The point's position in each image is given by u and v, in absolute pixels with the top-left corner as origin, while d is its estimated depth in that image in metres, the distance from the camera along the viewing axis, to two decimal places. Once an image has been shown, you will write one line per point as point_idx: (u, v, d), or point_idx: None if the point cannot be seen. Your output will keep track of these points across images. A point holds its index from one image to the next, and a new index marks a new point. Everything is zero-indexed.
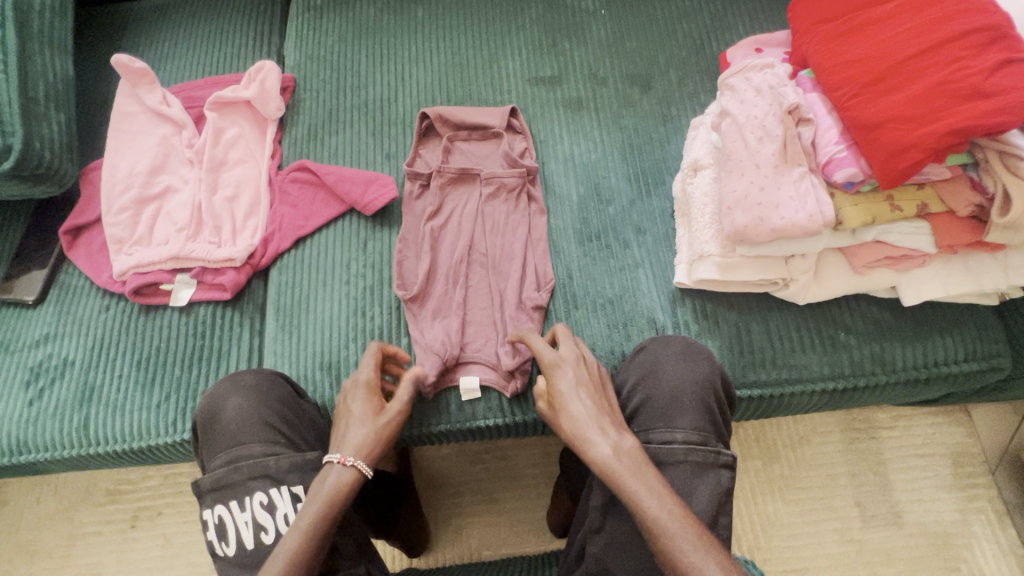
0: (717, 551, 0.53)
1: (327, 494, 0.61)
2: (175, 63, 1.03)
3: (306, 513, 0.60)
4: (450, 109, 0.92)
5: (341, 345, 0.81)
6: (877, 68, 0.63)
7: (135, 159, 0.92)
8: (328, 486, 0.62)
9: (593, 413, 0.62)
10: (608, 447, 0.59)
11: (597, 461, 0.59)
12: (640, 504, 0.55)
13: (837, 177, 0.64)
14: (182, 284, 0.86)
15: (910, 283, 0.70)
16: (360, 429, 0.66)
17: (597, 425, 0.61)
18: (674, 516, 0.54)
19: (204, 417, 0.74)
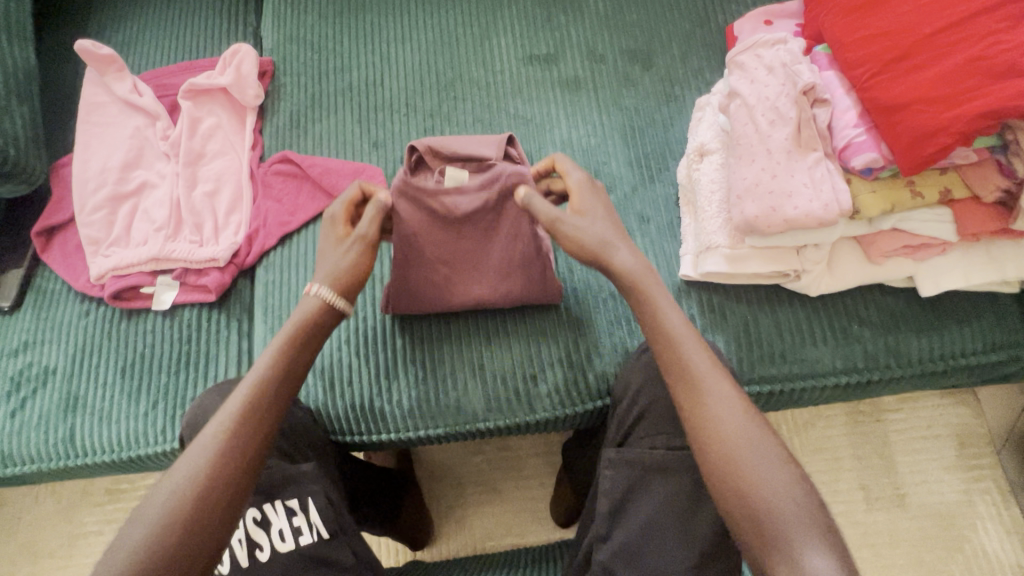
0: (761, 425, 0.55)
1: (190, 467, 0.53)
2: (145, 47, 0.97)
3: (147, 507, 0.52)
4: (444, 140, 0.75)
5: (327, 348, 0.76)
6: (902, 43, 0.58)
7: (107, 153, 0.87)
8: (179, 477, 0.53)
9: (608, 230, 0.65)
10: (628, 257, 0.63)
11: (623, 275, 0.62)
12: (681, 349, 0.58)
13: (855, 163, 0.60)
14: (164, 286, 0.82)
15: (928, 272, 0.66)
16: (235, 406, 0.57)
17: (620, 238, 0.65)
18: (714, 375, 0.57)
19: (190, 431, 0.70)
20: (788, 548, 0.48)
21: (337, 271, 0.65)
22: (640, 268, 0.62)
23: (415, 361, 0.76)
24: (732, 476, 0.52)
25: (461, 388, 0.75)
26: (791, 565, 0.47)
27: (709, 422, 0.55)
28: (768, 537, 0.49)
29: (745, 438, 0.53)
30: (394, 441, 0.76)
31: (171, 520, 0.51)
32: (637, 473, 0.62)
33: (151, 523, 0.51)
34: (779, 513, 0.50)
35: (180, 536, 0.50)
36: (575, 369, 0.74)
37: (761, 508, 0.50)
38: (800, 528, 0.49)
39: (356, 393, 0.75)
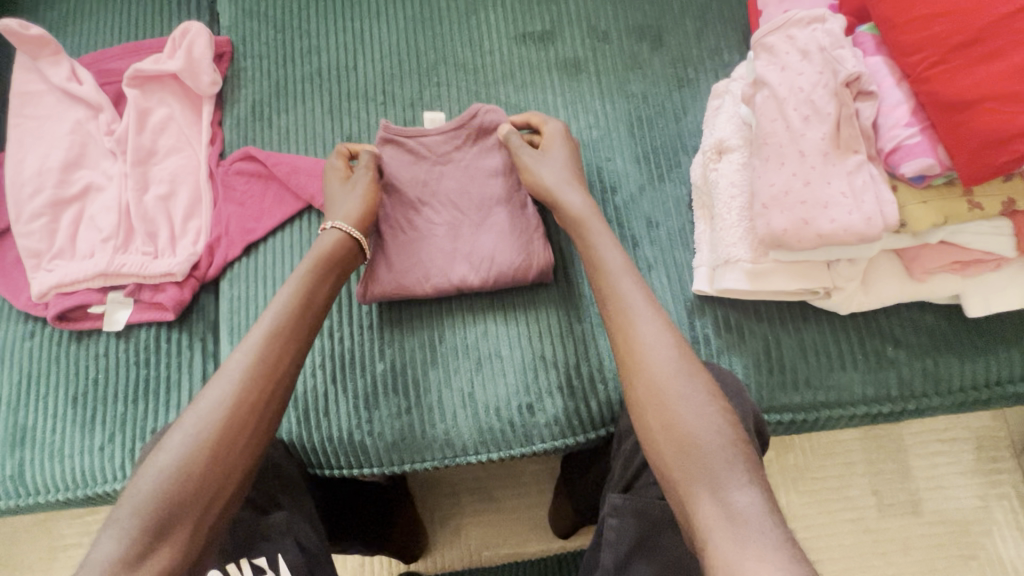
0: (695, 363, 0.55)
1: (236, 368, 0.56)
2: (85, 26, 0.85)
3: (156, 458, 0.51)
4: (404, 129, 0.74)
5: (301, 380, 0.68)
6: (971, 25, 0.49)
7: (44, 152, 0.77)
8: (228, 377, 0.55)
9: (571, 175, 0.69)
10: (580, 201, 0.66)
11: (572, 215, 0.66)
12: (617, 285, 0.60)
13: (905, 169, 0.51)
14: (118, 304, 0.74)
15: (977, 291, 0.58)
16: (242, 359, 0.56)
17: (574, 184, 0.68)
18: (649, 312, 0.58)
19: None
20: (715, 481, 0.48)
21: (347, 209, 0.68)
22: (587, 211, 0.66)
23: (397, 389, 0.68)
24: (656, 407, 0.53)
25: (450, 418, 0.67)
26: (717, 499, 0.47)
27: (638, 356, 0.56)
28: (690, 468, 0.49)
29: (674, 371, 0.54)
30: (376, 474, 0.69)
31: (184, 472, 0.50)
32: (647, 524, 0.56)
33: (163, 475, 0.50)
34: (703, 443, 0.50)
35: (192, 491, 0.49)
36: (578, 398, 0.67)
37: (691, 439, 0.50)
38: (724, 461, 0.49)
39: (334, 425, 0.67)
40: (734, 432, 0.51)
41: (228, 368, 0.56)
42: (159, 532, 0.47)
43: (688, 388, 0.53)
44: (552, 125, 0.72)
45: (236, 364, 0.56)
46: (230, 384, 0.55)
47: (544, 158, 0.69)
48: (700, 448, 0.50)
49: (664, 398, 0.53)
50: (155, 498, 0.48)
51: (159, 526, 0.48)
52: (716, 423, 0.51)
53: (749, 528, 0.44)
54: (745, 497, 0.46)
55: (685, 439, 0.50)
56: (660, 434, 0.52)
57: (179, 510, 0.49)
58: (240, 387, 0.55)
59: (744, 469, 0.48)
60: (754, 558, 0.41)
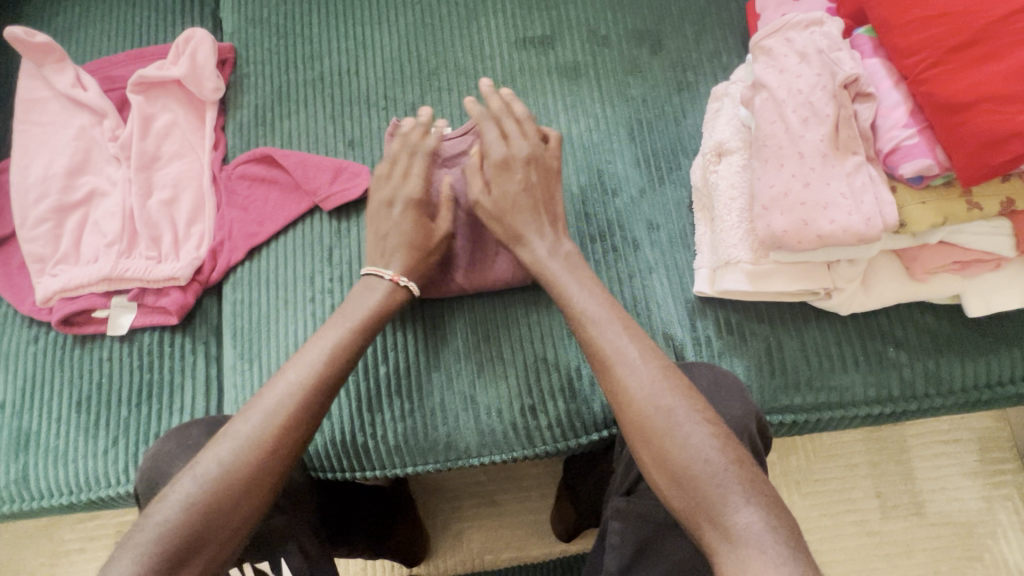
0: (682, 392, 0.54)
1: (279, 402, 0.56)
2: (90, 34, 0.86)
3: (185, 481, 0.51)
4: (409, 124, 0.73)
5: (338, 400, 0.68)
6: (967, 27, 0.50)
7: (49, 158, 0.77)
8: (268, 411, 0.55)
9: (530, 197, 0.66)
10: (543, 246, 0.65)
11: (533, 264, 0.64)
12: (596, 330, 0.59)
13: (904, 169, 0.51)
14: (121, 309, 0.74)
15: (978, 291, 0.58)
16: (284, 397, 0.56)
17: (536, 224, 0.65)
18: (629, 347, 0.57)
19: (146, 485, 0.60)
20: (714, 503, 0.48)
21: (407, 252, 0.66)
22: (550, 259, 0.64)
23: (400, 392, 0.68)
24: (644, 440, 0.53)
25: (453, 422, 0.67)
26: (717, 522, 0.47)
27: (628, 398, 0.54)
28: (685, 506, 0.49)
29: (665, 406, 0.53)
30: (380, 477, 0.70)
31: (212, 500, 0.50)
32: (648, 529, 0.56)
33: (192, 501, 0.50)
34: (697, 467, 0.49)
35: (218, 521, 0.50)
36: (580, 400, 0.67)
37: (684, 467, 0.50)
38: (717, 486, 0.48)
39: (338, 428, 0.68)
40: (736, 454, 0.50)
41: (267, 402, 0.56)
42: (177, 560, 0.48)
43: (691, 436, 0.51)
44: (507, 124, 0.68)
45: (276, 399, 0.56)
46: (271, 420, 0.55)
47: (502, 171, 0.66)
48: (701, 470, 0.49)
49: (647, 434, 0.52)
50: (183, 522, 0.49)
51: (179, 553, 0.48)
52: (712, 448, 0.50)
53: (749, 547, 0.44)
54: (747, 515, 0.46)
55: (680, 469, 0.50)
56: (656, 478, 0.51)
57: (199, 539, 0.49)
58: (279, 424, 0.55)
59: (736, 484, 0.48)
60: None
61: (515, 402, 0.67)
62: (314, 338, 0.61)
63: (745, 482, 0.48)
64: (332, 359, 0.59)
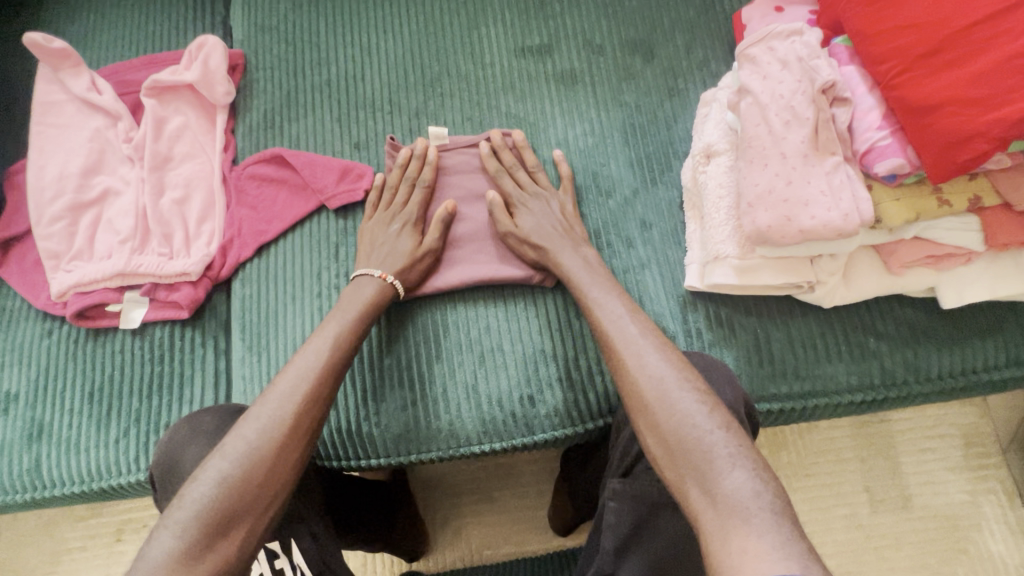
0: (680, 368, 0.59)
1: (292, 387, 0.60)
2: (104, 40, 0.89)
3: (215, 464, 0.54)
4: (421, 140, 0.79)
5: (343, 385, 0.71)
6: (933, 37, 0.54)
7: (65, 158, 0.80)
8: (285, 395, 0.59)
9: (555, 223, 0.72)
10: (569, 254, 0.69)
11: (565, 272, 0.69)
12: (596, 310, 0.65)
13: (878, 168, 0.55)
14: (133, 303, 0.77)
15: (951, 284, 0.62)
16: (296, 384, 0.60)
17: (568, 241, 0.71)
18: (633, 326, 0.63)
19: (163, 467, 0.62)
20: (704, 471, 0.51)
21: (389, 258, 0.72)
22: (581, 267, 0.69)
23: (403, 382, 0.71)
24: (642, 411, 0.57)
25: (454, 410, 0.70)
26: (706, 489, 0.50)
27: (628, 369, 0.60)
28: (680, 466, 0.52)
29: (666, 382, 0.57)
30: (383, 466, 0.72)
31: (242, 477, 0.54)
32: (645, 509, 0.59)
33: (223, 481, 0.53)
34: (691, 434, 0.53)
35: (251, 496, 0.53)
36: (577, 390, 0.70)
37: (678, 437, 0.53)
38: (708, 450, 0.52)
39: (343, 417, 0.70)
40: (729, 427, 0.53)
41: (281, 388, 0.60)
42: (216, 535, 0.51)
43: (686, 403, 0.55)
44: (521, 173, 0.77)
45: (290, 385, 0.60)
46: (289, 403, 0.59)
47: (524, 209, 0.74)
48: (697, 440, 0.53)
49: (644, 401, 0.57)
50: (217, 501, 0.52)
51: (216, 531, 0.51)
52: (711, 420, 0.54)
53: (734, 508, 0.47)
54: (737, 480, 0.49)
55: (672, 434, 0.54)
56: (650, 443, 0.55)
57: (235, 517, 0.52)
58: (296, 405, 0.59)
59: (728, 450, 0.51)
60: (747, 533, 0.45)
61: (514, 392, 0.70)
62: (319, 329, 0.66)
63: (738, 449, 0.52)
64: (335, 347, 0.64)
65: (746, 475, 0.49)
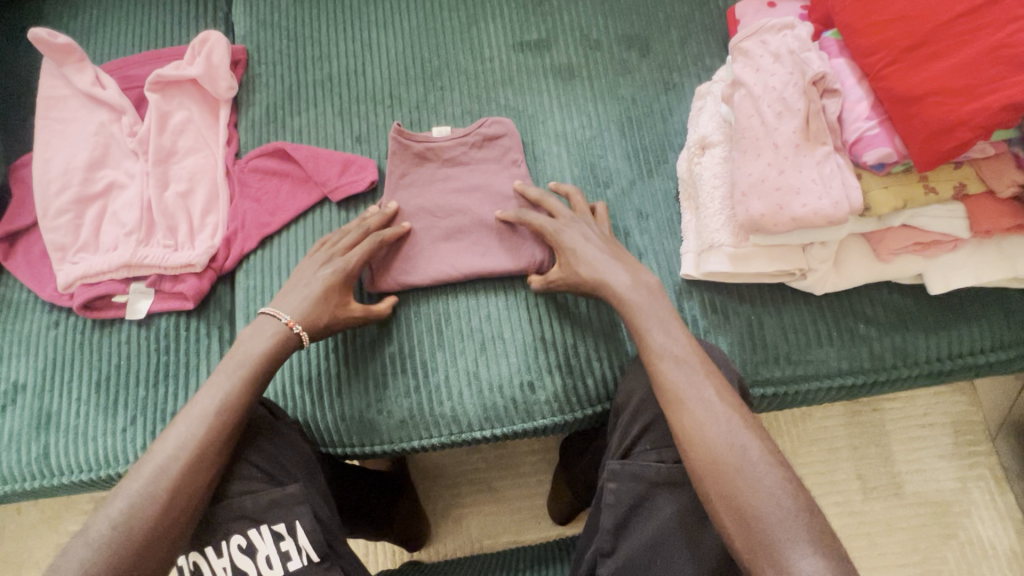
0: (751, 438, 0.56)
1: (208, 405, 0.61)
2: (107, 36, 0.90)
3: (127, 486, 0.57)
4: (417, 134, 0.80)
5: (312, 342, 0.73)
6: (920, 29, 0.56)
7: (70, 152, 0.81)
8: (198, 415, 0.60)
9: (601, 245, 0.69)
10: (626, 278, 0.66)
11: (619, 295, 0.66)
12: (668, 371, 0.61)
13: (867, 157, 0.57)
14: (139, 294, 0.78)
15: (938, 269, 0.64)
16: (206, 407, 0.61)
17: (620, 262, 0.68)
18: (712, 392, 0.58)
19: None
20: (778, 551, 0.50)
21: (304, 300, 0.68)
22: (632, 289, 0.66)
23: (406, 370, 0.72)
24: (715, 484, 0.54)
25: (456, 397, 0.72)
26: (778, 568, 0.49)
27: (707, 441, 0.56)
28: (754, 542, 0.51)
29: (749, 454, 0.54)
30: (387, 452, 0.73)
31: (152, 495, 0.56)
32: (641, 487, 0.61)
33: (133, 500, 0.56)
34: (767, 512, 0.51)
35: (162, 509, 0.56)
36: (576, 376, 0.72)
37: (753, 515, 0.52)
38: (786, 531, 0.50)
39: (345, 403, 0.72)
40: (807, 509, 0.52)
41: (200, 401, 0.61)
42: (126, 559, 0.53)
43: (768, 480, 0.53)
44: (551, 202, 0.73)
45: (204, 404, 0.61)
46: (200, 423, 0.60)
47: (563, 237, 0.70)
48: (776, 519, 0.51)
49: (722, 473, 0.54)
50: (128, 523, 0.54)
51: (127, 551, 0.54)
52: (790, 502, 0.52)
53: None
54: (810, 565, 0.48)
55: (749, 510, 0.52)
56: (724, 516, 0.53)
57: (147, 538, 0.54)
58: (204, 426, 0.60)
59: (805, 533, 0.50)
60: None
61: (514, 378, 0.72)
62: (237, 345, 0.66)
63: (814, 535, 0.50)
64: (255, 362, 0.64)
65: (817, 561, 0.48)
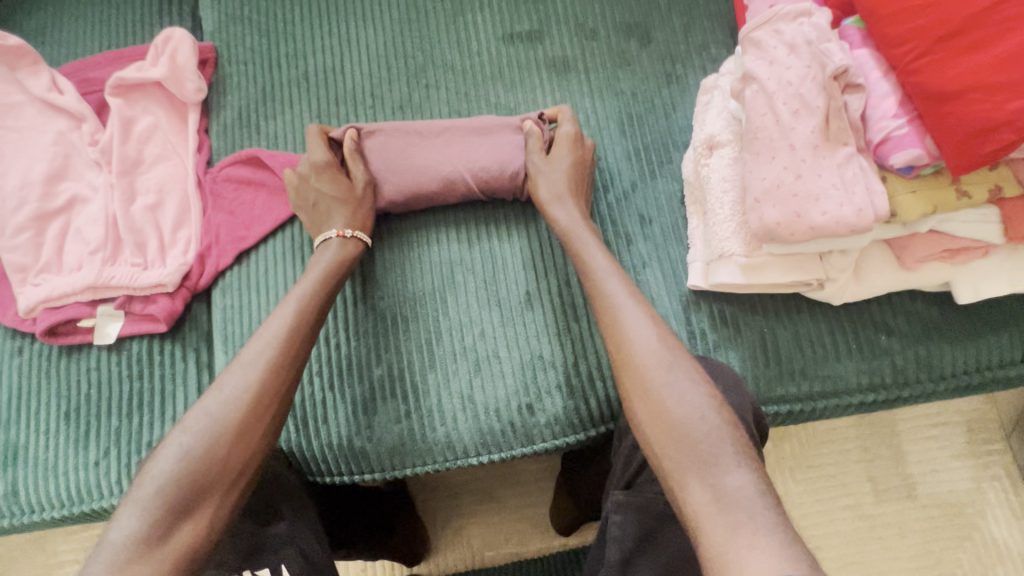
0: (681, 350, 0.57)
1: (257, 353, 0.59)
2: (65, 36, 0.84)
3: (179, 437, 0.54)
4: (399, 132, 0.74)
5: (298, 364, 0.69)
6: (955, 17, 0.51)
7: (27, 164, 0.75)
8: (248, 359, 0.59)
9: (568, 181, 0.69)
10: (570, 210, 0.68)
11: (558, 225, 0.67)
12: (603, 285, 0.62)
13: (895, 159, 0.52)
14: (108, 317, 0.73)
15: (967, 278, 0.59)
16: (245, 367, 0.58)
17: (571, 195, 0.69)
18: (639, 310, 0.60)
19: None
20: (708, 467, 0.49)
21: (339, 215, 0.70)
22: (572, 221, 0.67)
23: (396, 393, 0.68)
24: (643, 398, 0.55)
25: (450, 421, 0.67)
26: (708, 483, 0.48)
27: (629, 353, 0.58)
28: (681, 456, 0.51)
29: (675, 371, 0.56)
30: (377, 480, 0.69)
31: (207, 442, 0.54)
32: (649, 519, 0.56)
33: (191, 438, 0.54)
34: (694, 427, 0.52)
35: (219, 457, 0.53)
36: (577, 396, 0.67)
37: (678, 428, 0.52)
38: (711, 445, 0.51)
39: (332, 431, 0.67)
40: (729, 423, 0.52)
41: (253, 345, 0.60)
42: (181, 511, 0.50)
43: (693, 397, 0.54)
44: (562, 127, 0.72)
45: (254, 353, 0.59)
46: (251, 370, 0.58)
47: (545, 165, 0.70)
48: (702, 433, 0.51)
49: (650, 387, 0.56)
50: (183, 474, 0.52)
51: (181, 507, 0.51)
52: (712, 416, 0.53)
53: (739, 509, 0.46)
54: (737, 479, 0.48)
55: (678, 428, 0.52)
56: (654, 437, 0.53)
57: (203, 489, 0.52)
58: (262, 366, 0.58)
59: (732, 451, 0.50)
60: (741, 530, 0.44)
61: (512, 398, 0.67)
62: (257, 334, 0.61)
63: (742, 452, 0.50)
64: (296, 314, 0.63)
65: (745, 476, 0.48)
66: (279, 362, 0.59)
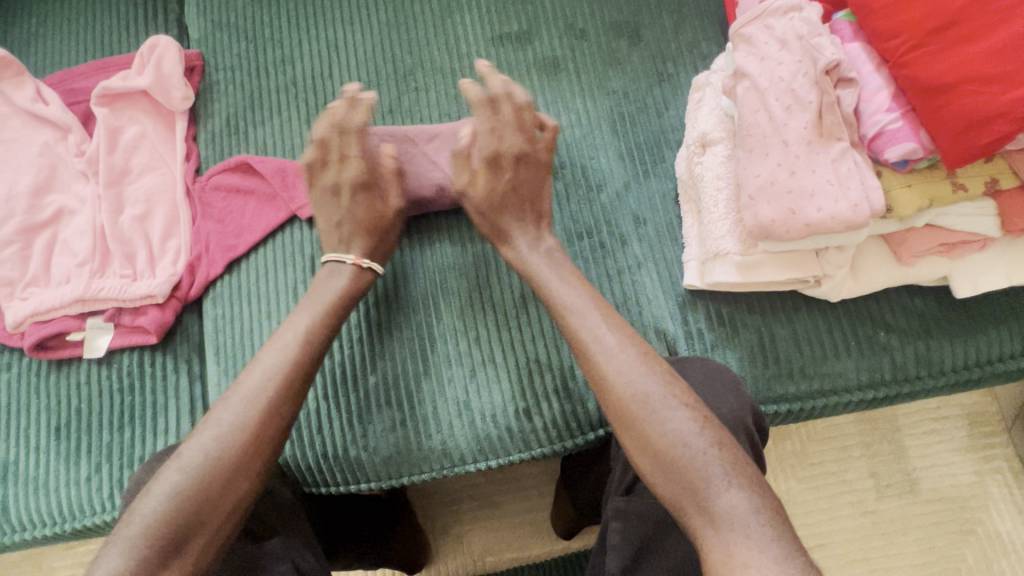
0: (661, 374, 0.56)
1: (258, 383, 0.58)
2: (49, 45, 0.83)
3: (172, 470, 0.53)
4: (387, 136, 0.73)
5: None
6: (946, 9, 0.50)
7: (12, 176, 0.74)
8: (247, 391, 0.57)
9: (520, 197, 0.67)
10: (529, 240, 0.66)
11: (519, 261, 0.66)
12: (569, 321, 0.60)
13: (889, 154, 0.51)
14: (96, 330, 0.71)
15: (965, 272, 0.58)
16: (245, 401, 0.57)
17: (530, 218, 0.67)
18: (611, 337, 0.58)
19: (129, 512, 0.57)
20: (693, 493, 0.49)
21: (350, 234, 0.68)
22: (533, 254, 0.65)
23: (391, 402, 0.67)
24: (624, 429, 0.54)
25: (447, 428, 0.66)
26: (700, 509, 0.48)
27: (602, 387, 0.56)
28: (672, 486, 0.50)
29: (651, 399, 0.54)
30: (375, 489, 0.68)
31: (204, 477, 0.52)
32: (650, 527, 0.55)
33: (187, 471, 0.53)
34: (679, 455, 0.51)
35: (215, 492, 0.52)
36: (574, 400, 0.66)
37: (663, 456, 0.51)
38: (699, 470, 0.50)
39: (328, 440, 0.66)
40: (724, 443, 0.51)
41: (253, 375, 0.58)
42: (173, 545, 0.49)
43: (676, 421, 0.53)
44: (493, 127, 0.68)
45: (255, 383, 0.58)
46: (252, 403, 0.57)
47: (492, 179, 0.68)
48: (687, 459, 0.50)
49: (626, 419, 0.54)
50: (174, 510, 0.50)
51: (173, 542, 0.49)
52: (704, 439, 0.51)
53: (732, 532, 0.46)
54: (731, 500, 0.48)
55: (663, 456, 0.51)
56: (642, 465, 0.52)
57: (196, 524, 0.51)
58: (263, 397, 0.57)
59: (726, 475, 0.49)
60: (738, 560, 0.44)
61: (510, 404, 0.66)
62: (255, 361, 0.59)
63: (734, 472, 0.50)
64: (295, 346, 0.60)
65: (740, 495, 0.48)
66: (279, 393, 0.58)
